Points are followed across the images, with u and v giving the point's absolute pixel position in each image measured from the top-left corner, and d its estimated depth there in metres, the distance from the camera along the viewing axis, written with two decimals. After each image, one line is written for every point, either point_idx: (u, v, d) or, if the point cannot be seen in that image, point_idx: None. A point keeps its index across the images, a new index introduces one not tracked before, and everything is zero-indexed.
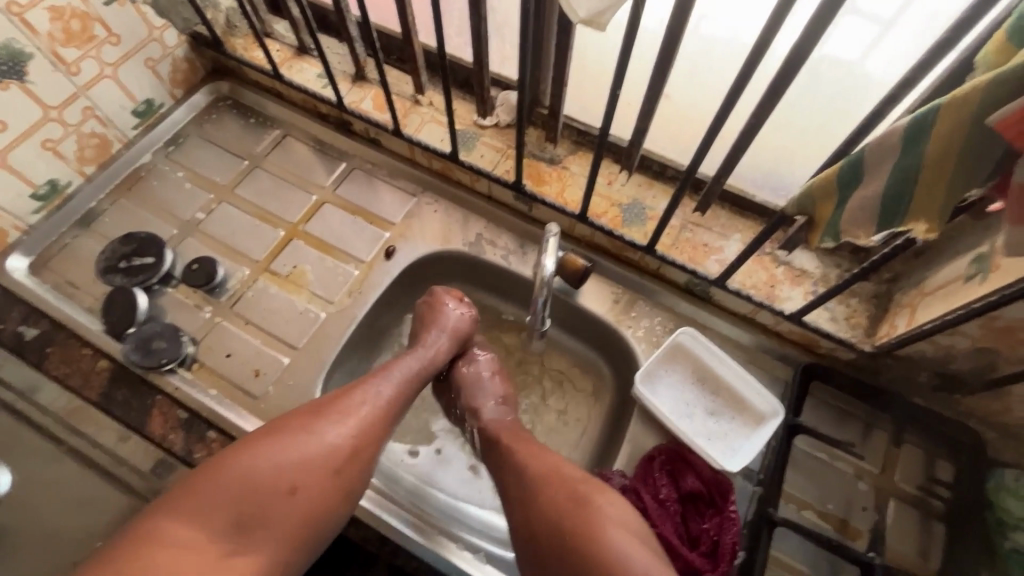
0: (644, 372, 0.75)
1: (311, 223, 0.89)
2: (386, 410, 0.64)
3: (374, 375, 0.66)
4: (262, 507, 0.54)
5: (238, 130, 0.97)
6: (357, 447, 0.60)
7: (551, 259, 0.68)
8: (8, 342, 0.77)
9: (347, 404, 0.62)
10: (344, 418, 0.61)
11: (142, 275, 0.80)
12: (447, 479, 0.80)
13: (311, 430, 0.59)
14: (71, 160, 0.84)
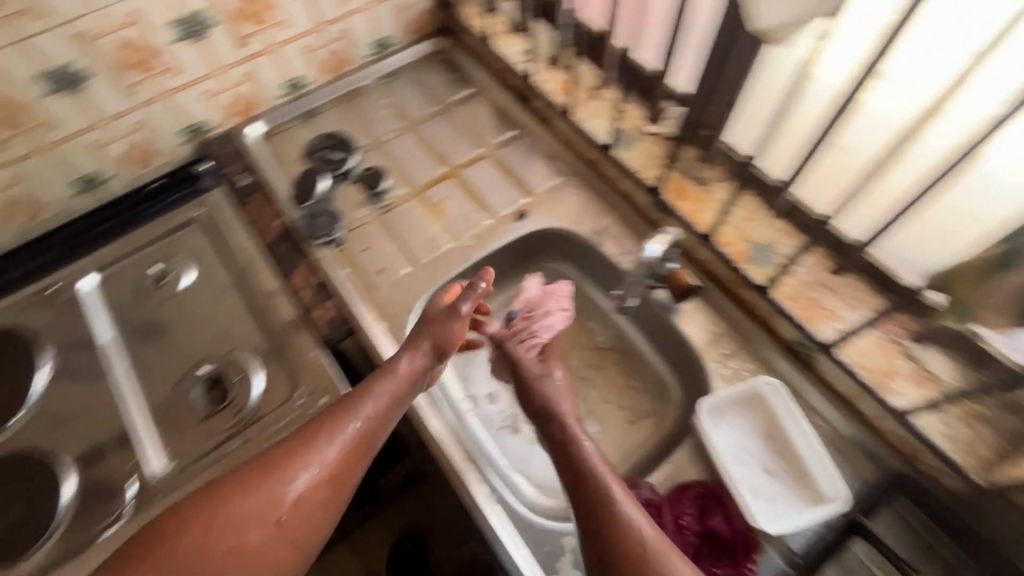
0: (713, 403, 0.73)
1: (468, 170, 1.01)
2: (375, 424, 0.67)
3: (363, 394, 0.68)
4: (251, 537, 0.58)
5: (441, 81, 1.13)
6: (338, 470, 0.63)
7: (658, 245, 0.77)
8: (228, 182, 0.99)
9: (335, 421, 0.65)
10: (331, 435, 0.64)
11: (331, 166, 0.98)
12: (492, 425, 0.87)
13: (300, 454, 0.62)
14: (318, 66, 1.07)
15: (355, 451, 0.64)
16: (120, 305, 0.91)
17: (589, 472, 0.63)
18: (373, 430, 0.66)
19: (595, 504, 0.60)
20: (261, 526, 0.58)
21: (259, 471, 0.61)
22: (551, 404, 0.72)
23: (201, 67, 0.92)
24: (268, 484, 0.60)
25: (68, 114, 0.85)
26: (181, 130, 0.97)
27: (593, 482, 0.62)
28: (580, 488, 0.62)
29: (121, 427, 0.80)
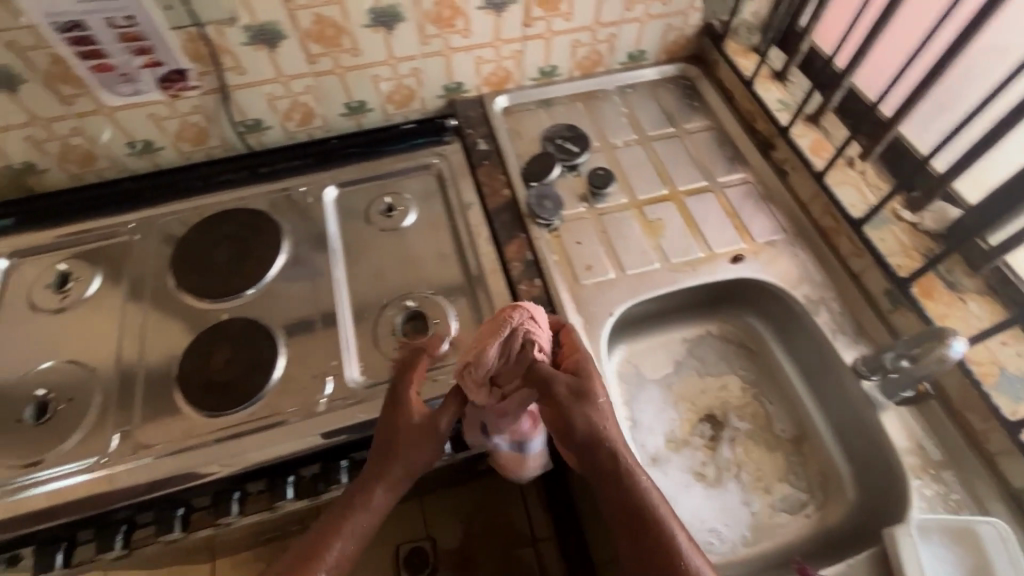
0: (925, 524, 0.68)
1: (691, 199, 1.01)
2: (414, 466, 0.69)
3: (403, 444, 0.69)
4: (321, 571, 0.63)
5: (679, 107, 1.14)
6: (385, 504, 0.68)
7: (957, 342, 0.70)
8: (467, 141, 1.06)
9: (381, 472, 0.68)
10: (378, 486, 0.67)
11: (565, 156, 1.01)
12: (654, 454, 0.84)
13: (352, 508, 0.66)
14: (575, 60, 1.11)
15: (397, 486, 0.68)
16: (350, 221, 1.00)
17: (651, 516, 0.64)
18: (413, 471, 0.69)
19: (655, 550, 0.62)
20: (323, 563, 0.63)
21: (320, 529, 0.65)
22: (603, 437, 0.66)
23: (487, 36, 1.00)
24: (328, 538, 0.64)
25: (372, 46, 0.96)
26: (442, 86, 1.07)
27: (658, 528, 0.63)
28: (644, 532, 0.63)
29: (328, 328, 0.87)
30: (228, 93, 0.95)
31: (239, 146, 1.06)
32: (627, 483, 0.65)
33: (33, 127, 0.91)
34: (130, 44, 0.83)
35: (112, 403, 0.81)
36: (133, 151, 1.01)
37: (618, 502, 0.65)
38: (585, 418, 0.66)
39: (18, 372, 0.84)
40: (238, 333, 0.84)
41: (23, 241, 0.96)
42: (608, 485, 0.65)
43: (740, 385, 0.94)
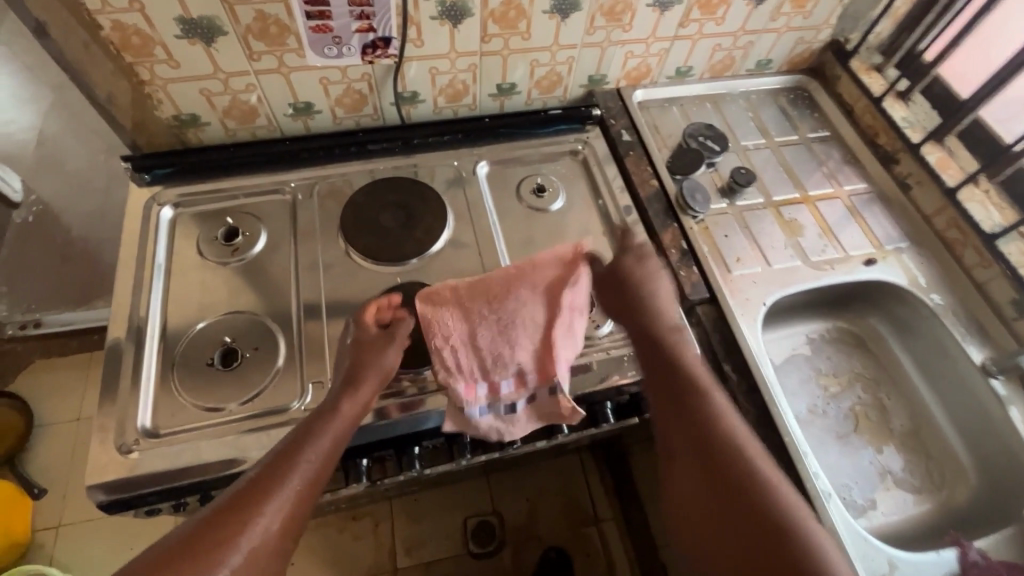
0: None
1: (822, 203, 1.07)
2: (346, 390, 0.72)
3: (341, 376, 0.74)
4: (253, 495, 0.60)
5: (801, 116, 1.21)
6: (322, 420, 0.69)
7: None
8: (611, 132, 1.11)
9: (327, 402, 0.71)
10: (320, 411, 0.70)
11: (707, 153, 1.07)
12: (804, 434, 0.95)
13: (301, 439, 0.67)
14: (710, 62, 1.17)
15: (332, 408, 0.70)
16: (503, 199, 1.03)
17: (721, 423, 0.70)
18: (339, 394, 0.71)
19: (734, 498, 0.65)
20: (256, 490, 0.61)
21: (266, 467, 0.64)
22: (677, 350, 0.77)
23: (644, 32, 1.05)
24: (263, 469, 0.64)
25: (543, 32, 1.00)
26: (587, 77, 1.12)
27: (749, 475, 0.65)
28: (722, 477, 0.66)
29: None
30: (400, 65, 0.98)
31: (389, 116, 1.09)
32: (702, 394, 0.73)
33: (212, 81, 0.92)
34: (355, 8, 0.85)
35: (299, 354, 0.84)
36: (293, 113, 1.02)
37: (681, 412, 0.72)
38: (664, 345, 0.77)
39: (200, 318, 0.87)
40: (419, 296, 0.89)
41: (189, 192, 0.97)
42: (692, 442, 0.70)
43: (863, 381, 1.03)
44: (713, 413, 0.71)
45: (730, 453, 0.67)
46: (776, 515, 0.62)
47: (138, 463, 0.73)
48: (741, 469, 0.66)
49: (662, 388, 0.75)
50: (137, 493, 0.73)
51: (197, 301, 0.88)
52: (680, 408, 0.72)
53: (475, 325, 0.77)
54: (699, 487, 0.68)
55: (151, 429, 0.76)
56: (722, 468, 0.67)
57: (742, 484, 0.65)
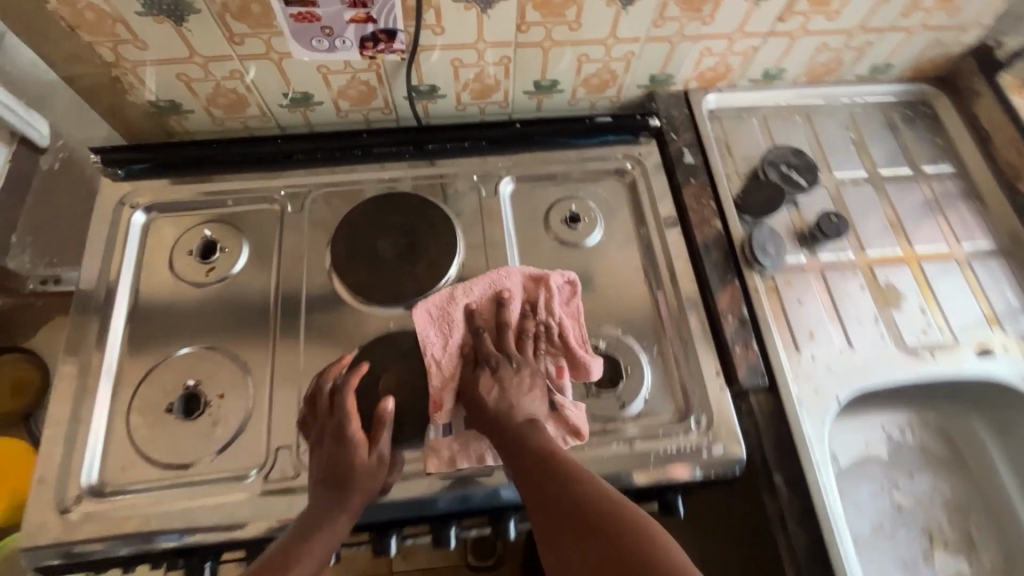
0: None
1: (930, 264, 0.85)
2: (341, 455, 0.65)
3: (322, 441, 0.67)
4: None
5: (918, 141, 0.95)
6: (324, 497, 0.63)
7: None
8: (671, 149, 0.90)
9: (322, 473, 0.65)
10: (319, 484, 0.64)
11: (790, 189, 0.86)
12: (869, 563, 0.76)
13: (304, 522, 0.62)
14: (810, 65, 0.92)
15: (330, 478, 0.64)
16: (527, 227, 0.85)
17: (586, 489, 0.58)
18: (334, 457, 0.65)
19: (590, 536, 0.54)
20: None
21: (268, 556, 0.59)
22: (529, 424, 0.65)
23: (728, 26, 0.82)
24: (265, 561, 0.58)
25: (597, 22, 0.78)
26: (648, 77, 0.90)
27: (603, 507, 0.55)
28: (573, 518, 0.55)
29: None
30: (415, 55, 0.80)
31: (402, 112, 0.91)
32: (554, 462, 0.61)
33: (190, 65, 0.77)
34: None
35: (267, 407, 0.73)
36: (289, 103, 0.86)
37: (534, 469, 0.61)
38: (511, 414, 0.66)
39: (164, 350, 0.76)
40: (411, 351, 0.74)
41: (164, 194, 0.84)
42: (537, 484, 0.60)
43: (954, 497, 0.82)
44: (554, 458, 0.62)
45: (584, 486, 0.58)
46: (635, 545, 0.51)
47: (76, 527, 0.64)
48: (590, 503, 0.56)
49: (505, 455, 0.64)
50: (73, 562, 0.65)
51: (162, 329, 0.77)
52: (535, 477, 0.60)
53: (497, 308, 0.73)
54: (549, 534, 0.56)
55: (97, 487, 0.67)
56: (567, 510, 0.56)
57: (619, 539, 0.52)
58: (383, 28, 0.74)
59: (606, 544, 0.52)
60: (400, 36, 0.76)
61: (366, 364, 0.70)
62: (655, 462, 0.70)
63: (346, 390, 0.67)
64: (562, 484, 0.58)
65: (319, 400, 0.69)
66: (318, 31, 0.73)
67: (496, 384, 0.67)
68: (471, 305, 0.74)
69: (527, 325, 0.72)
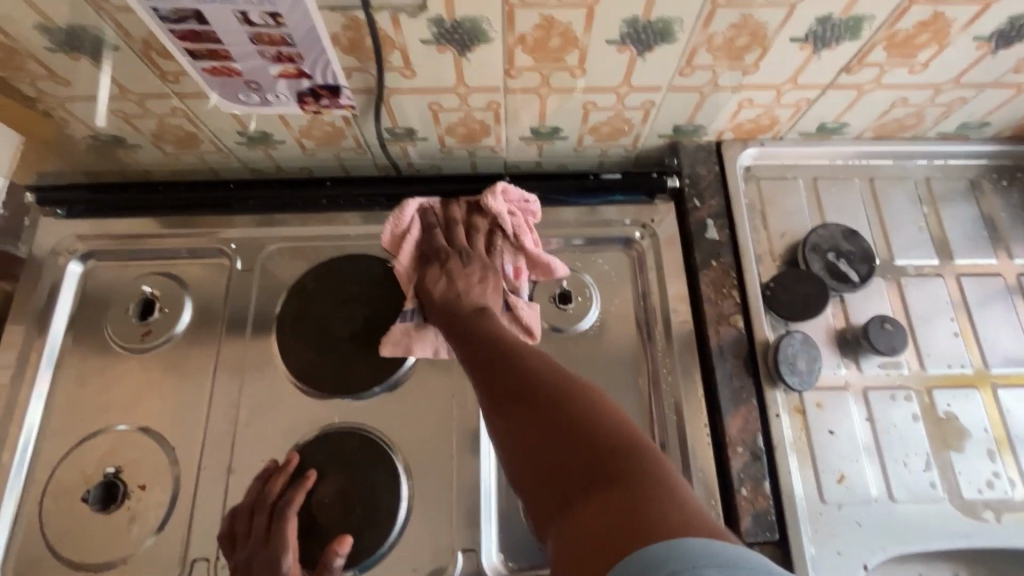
0: None
1: (1008, 392, 0.67)
2: None
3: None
4: None
5: (1009, 221, 0.76)
6: None
7: None
8: (691, 217, 0.74)
9: None
10: None
11: (836, 283, 0.69)
12: None
13: None
14: (881, 120, 0.73)
15: None
16: None
17: (556, 385, 0.46)
18: None
19: (578, 447, 0.41)
20: None
21: None
22: (492, 334, 0.56)
23: (777, 76, 0.64)
24: None
25: (606, 69, 0.62)
26: (673, 126, 0.73)
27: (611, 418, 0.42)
28: (551, 433, 0.42)
29: (464, 474, 0.65)
30: (382, 97, 0.66)
31: (377, 152, 0.78)
32: (518, 361, 0.50)
33: (123, 101, 0.67)
34: (269, 48, 0.59)
35: (188, 506, 0.64)
36: (245, 140, 0.75)
37: (503, 372, 0.50)
38: (469, 331, 0.58)
39: (86, 425, 0.68)
40: (353, 458, 0.64)
41: (103, 238, 0.76)
42: (514, 394, 0.47)
43: None
44: (543, 367, 0.48)
45: (575, 395, 0.44)
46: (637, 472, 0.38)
47: None
48: (581, 412, 0.43)
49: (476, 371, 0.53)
50: None
51: (88, 400, 0.69)
52: (493, 394, 0.49)
53: (444, 204, 0.70)
54: (521, 453, 0.43)
55: None
56: (552, 419, 0.43)
57: (591, 462, 0.39)
58: (321, 84, 0.63)
59: (562, 464, 0.40)
60: (344, 92, 0.65)
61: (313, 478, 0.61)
62: None
63: (289, 517, 0.58)
64: (532, 386, 0.47)
65: (255, 525, 0.59)
66: (244, 85, 0.63)
67: (444, 275, 0.64)
68: (417, 207, 0.69)
69: (476, 229, 0.69)
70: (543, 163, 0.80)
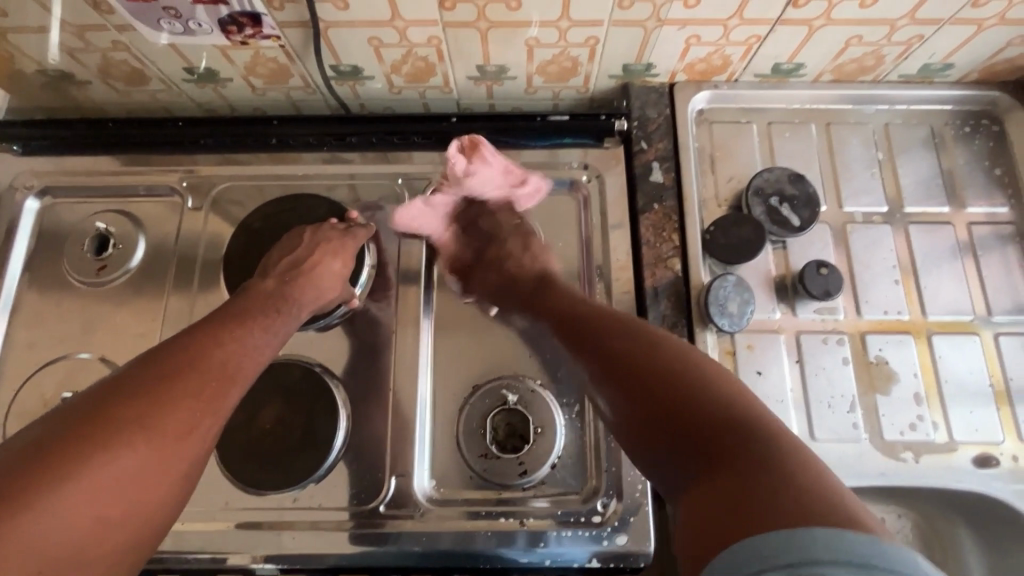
0: None
1: (944, 340, 0.67)
2: (223, 321, 0.54)
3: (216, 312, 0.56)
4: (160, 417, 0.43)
5: (968, 169, 0.74)
6: (233, 334, 0.53)
7: None
8: (638, 161, 0.73)
9: (233, 321, 0.54)
10: (233, 325, 0.54)
11: (775, 227, 0.69)
12: None
13: (229, 350, 0.51)
14: (837, 61, 0.71)
15: (234, 329, 0.53)
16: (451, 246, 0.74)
17: (695, 367, 0.49)
18: (215, 320, 0.54)
19: (704, 427, 0.44)
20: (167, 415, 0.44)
21: (192, 368, 0.47)
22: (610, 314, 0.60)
23: (721, 9, 0.63)
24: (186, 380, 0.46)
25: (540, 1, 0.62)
26: (622, 66, 0.72)
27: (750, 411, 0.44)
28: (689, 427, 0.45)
29: (399, 405, 0.68)
30: (320, 30, 0.66)
31: (326, 92, 0.77)
32: (654, 340, 0.54)
33: (67, 34, 0.68)
34: None
35: None
36: (193, 78, 0.74)
37: (632, 346, 0.54)
38: (575, 309, 0.63)
39: (44, 353, 0.71)
40: (294, 387, 0.66)
41: (59, 175, 0.78)
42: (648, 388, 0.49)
43: None
44: (683, 350, 0.52)
45: (711, 375, 0.48)
46: (775, 461, 0.39)
47: None
48: (711, 407, 0.45)
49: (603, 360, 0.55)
50: None
51: (47, 330, 0.72)
52: (625, 366, 0.52)
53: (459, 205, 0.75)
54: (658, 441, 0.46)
55: None
56: (688, 412, 0.45)
57: (725, 439, 0.42)
58: (240, 11, 0.63)
59: (697, 437, 0.44)
60: (266, 20, 0.64)
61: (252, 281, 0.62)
62: (542, 546, 0.62)
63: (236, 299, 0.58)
64: (664, 361, 0.50)
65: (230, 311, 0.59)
66: (163, 11, 0.64)
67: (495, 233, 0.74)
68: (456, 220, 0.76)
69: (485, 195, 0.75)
70: (496, 105, 0.79)
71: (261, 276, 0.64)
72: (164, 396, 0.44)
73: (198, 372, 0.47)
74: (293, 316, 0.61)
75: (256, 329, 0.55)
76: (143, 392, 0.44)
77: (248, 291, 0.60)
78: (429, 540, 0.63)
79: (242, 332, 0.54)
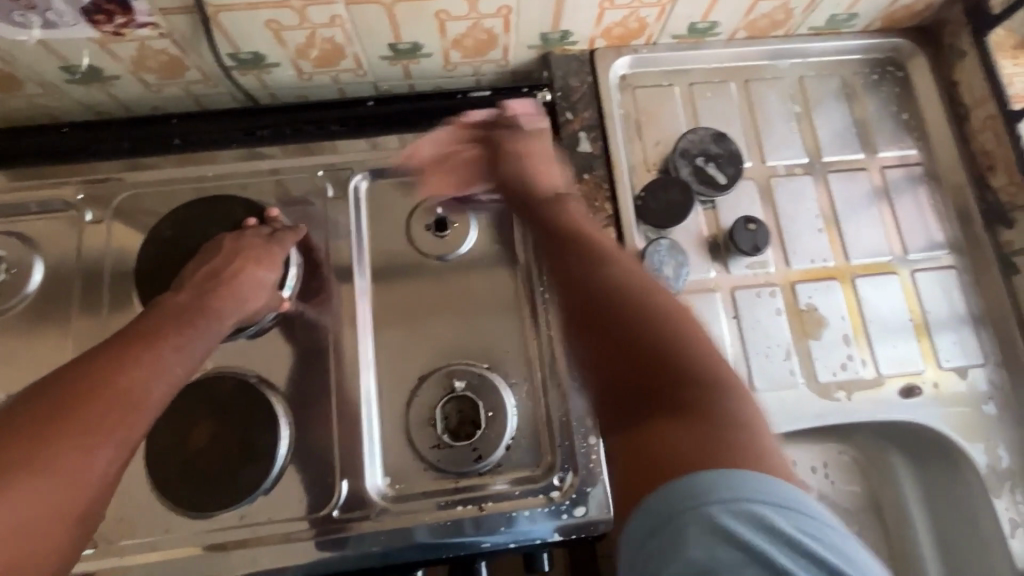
0: None
1: (868, 281, 0.71)
2: (126, 339, 0.49)
3: (124, 330, 0.51)
4: (53, 461, 0.39)
5: (879, 115, 0.77)
6: (140, 355, 0.48)
7: None
8: (565, 132, 0.72)
9: (139, 340, 0.49)
10: (141, 345, 0.49)
11: (703, 188, 0.70)
12: None
13: (134, 372, 0.46)
14: (749, 17, 0.72)
15: (141, 348, 0.48)
16: (383, 236, 0.71)
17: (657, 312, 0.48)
18: (119, 340, 0.49)
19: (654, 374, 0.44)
20: (60, 456, 0.40)
21: (90, 399, 0.43)
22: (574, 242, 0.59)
23: None
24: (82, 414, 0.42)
25: None
26: (539, 35, 0.70)
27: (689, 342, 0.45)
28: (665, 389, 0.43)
29: (343, 405, 0.65)
30: (208, 16, 0.61)
31: (229, 84, 0.72)
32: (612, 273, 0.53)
33: None
34: None
35: None
36: (74, 78, 0.68)
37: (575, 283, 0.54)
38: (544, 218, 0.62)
39: None
40: (227, 401, 0.63)
41: None
42: (621, 355, 0.46)
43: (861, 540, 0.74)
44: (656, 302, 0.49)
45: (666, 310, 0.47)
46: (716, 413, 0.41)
47: None
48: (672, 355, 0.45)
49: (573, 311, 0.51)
50: None
51: None
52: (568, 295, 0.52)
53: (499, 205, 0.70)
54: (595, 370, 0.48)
55: None
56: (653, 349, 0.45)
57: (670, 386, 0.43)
58: None
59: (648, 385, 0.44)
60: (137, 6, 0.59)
61: (168, 294, 0.57)
62: (503, 529, 0.62)
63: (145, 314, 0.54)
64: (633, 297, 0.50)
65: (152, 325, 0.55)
66: (13, 2, 0.57)
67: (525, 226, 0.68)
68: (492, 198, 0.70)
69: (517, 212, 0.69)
70: (415, 86, 0.76)
71: (175, 289, 0.59)
72: (53, 437, 0.40)
73: (96, 406, 0.43)
74: (211, 327, 0.56)
75: (167, 342, 0.51)
76: (31, 434, 0.40)
77: (159, 306, 0.55)
78: (387, 537, 0.61)
79: (151, 352, 0.49)
